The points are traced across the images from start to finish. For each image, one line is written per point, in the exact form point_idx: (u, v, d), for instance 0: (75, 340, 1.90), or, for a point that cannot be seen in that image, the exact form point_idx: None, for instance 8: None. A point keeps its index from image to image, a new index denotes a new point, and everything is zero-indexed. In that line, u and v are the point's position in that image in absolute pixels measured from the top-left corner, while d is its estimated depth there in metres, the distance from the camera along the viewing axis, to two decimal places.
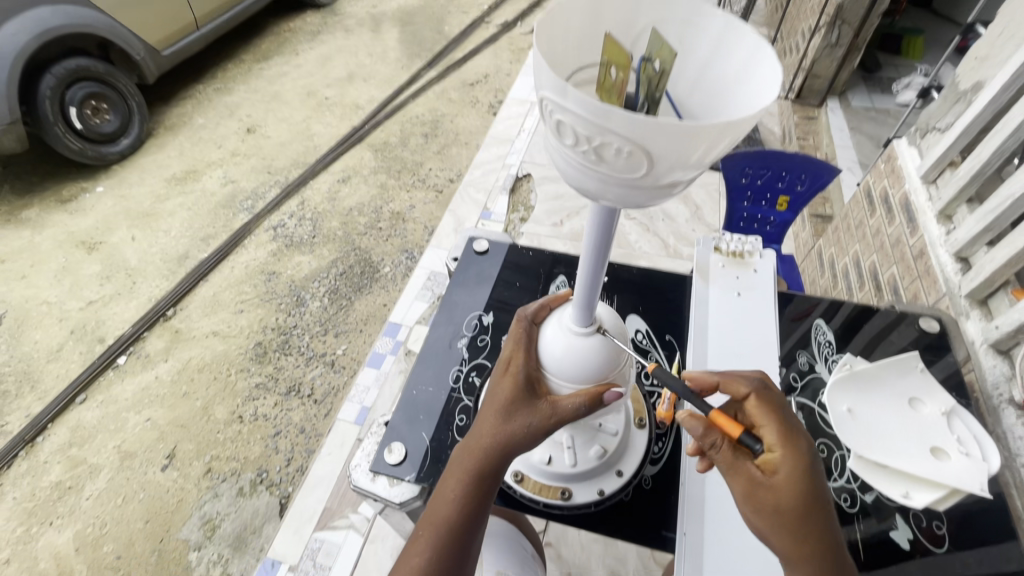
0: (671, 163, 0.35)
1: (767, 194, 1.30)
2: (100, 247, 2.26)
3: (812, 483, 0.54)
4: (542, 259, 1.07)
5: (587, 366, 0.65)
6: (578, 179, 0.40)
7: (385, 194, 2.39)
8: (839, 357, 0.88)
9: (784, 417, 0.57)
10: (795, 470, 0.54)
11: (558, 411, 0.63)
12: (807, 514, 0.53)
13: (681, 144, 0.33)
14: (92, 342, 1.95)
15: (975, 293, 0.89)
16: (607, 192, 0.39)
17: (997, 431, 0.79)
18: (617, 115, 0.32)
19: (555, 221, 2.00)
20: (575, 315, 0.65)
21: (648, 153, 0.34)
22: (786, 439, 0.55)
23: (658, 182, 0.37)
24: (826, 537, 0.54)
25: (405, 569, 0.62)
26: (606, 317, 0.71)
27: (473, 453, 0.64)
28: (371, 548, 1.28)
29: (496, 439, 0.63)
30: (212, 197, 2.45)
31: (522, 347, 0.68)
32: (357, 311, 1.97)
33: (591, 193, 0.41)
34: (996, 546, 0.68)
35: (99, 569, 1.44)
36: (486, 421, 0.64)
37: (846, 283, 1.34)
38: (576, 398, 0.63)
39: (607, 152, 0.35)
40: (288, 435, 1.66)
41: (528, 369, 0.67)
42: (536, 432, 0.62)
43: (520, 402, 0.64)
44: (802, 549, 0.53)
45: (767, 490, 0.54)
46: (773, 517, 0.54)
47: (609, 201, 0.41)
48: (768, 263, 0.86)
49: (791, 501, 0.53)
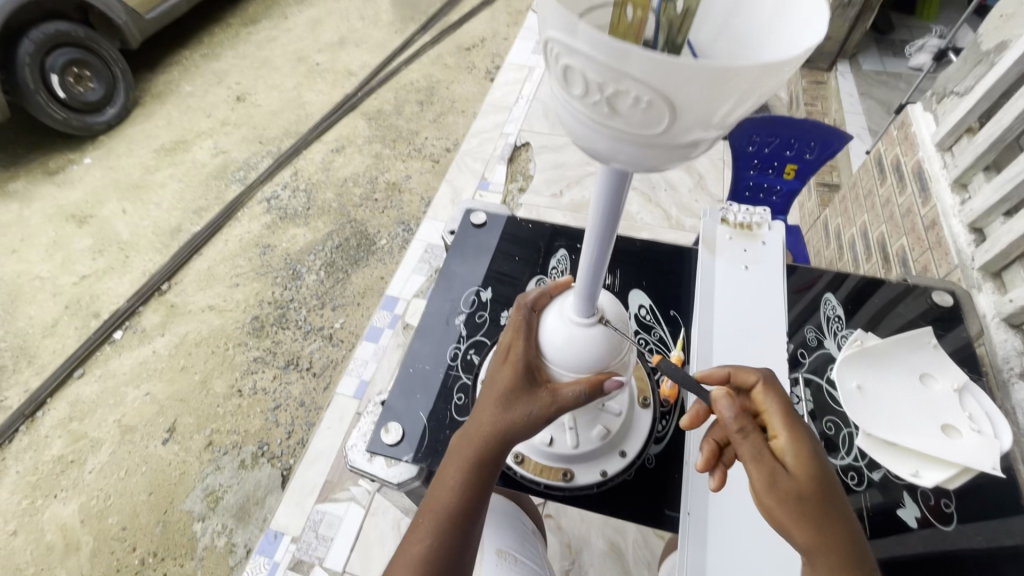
0: (697, 118, 0.29)
1: (775, 163, 1.26)
2: (90, 220, 2.21)
3: (820, 469, 0.54)
4: (542, 232, 1.04)
5: (588, 357, 0.63)
6: (583, 138, 0.34)
7: (380, 164, 2.33)
8: (849, 332, 0.86)
9: (790, 406, 0.58)
10: (805, 452, 0.54)
11: (559, 400, 0.62)
12: (820, 501, 0.53)
13: (713, 93, 0.27)
14: (87, 317, 1.93)
15: (988, 265, 0.87)
16: (616, 152, 0.33)
17: (1006, 405, 0.79)
18: (636, 54, 0.26)
19: (555, 191, 1.95)
20: (577, 304, 0.62)
21: (673, 104, 0.28)
22: (792, 423, 0.56)
23: (678, 141, 0.31)
24: (844, 524, 0.53)
25: (405, 556, 0.60)
26: (608, 307, 0.68)
27: (474, 441, 0.62)
28: (372, 520, 1.29)
29: (496, 427, 0.61)
30: (203, 168, 2.39)
31: (522, 335, 0.66)
32: (354, 284, 1.94)
33: (597, 154, 0.35)
34: (1000, 520, 0.68)
35: (105, 540, 1.45)
36: (485, 410, 0.63)
37: (852, 254, 1.31)
38: (577, 387, 0.62)
39: (621, 104, 0.29)
40: (288, 409, 1.66)
41: (527, 356, 0.65)
42: (536, 421, 0.61)
43: (521, 391, 0.63)
44: (825, 537, 0.52)
45: (783, 476, 0.54)
46: (794, 505, 0.52)
47: (619, 164, 0.35)
48: (777, 235, 0.83)
49: (807, 485, 0.53)
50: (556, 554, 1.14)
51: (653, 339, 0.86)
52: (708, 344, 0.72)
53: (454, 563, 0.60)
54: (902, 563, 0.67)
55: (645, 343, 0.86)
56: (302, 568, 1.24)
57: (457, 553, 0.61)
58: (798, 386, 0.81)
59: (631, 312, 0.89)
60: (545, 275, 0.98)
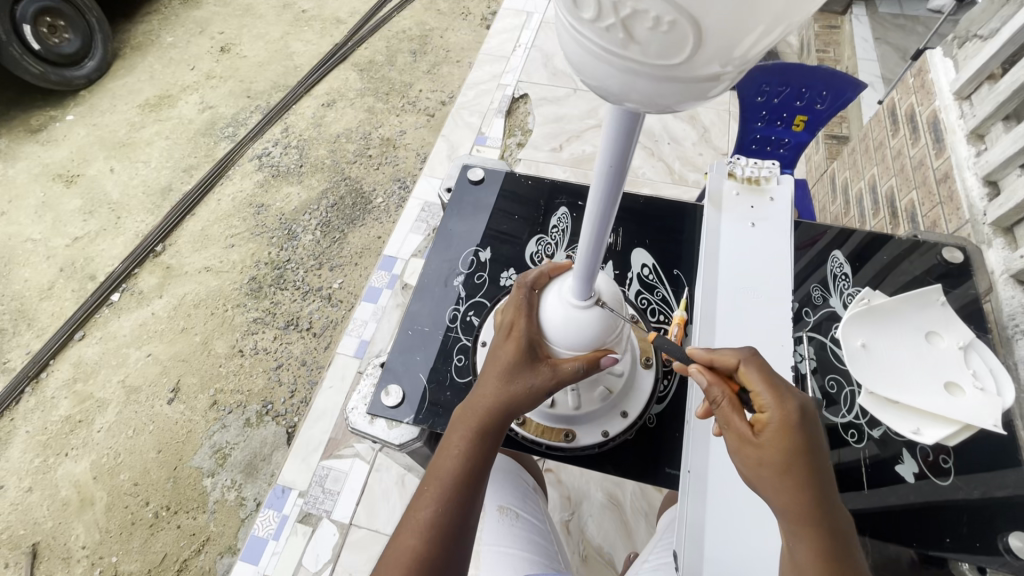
0: (727, 44, 0.24)
1: (784, 114, 1.21)
2: (78, 180, 2.16)
3: (801, 441, 0.52)
4: (542, 189, 1.00)
5: (587, 336, 0.64)
6: (589, 72, 0.28)
7: (374, 119, 2.25)
8: (856, 290, 0.85)
9: (775, 379, 0.55)
10: (787, 426, 0.52)
11: (561, 372, 0.63)
12: (792, 470, 0.51)
13: (752, 10, 0.22)
14: (84, 279, 1.91)
15: (1000, 220, 0.85)
16: (627, 90, 0.27)
17: (1009, 362, 0.79)
18: None
19: (555, 146, 1.89)
20: (575, 285, 0.61)
21: (701, 27, 0.23)
22: (777, 396, 0.53)
23: (700, 76, 0.25)
24: (823, 498, 0.51)
25: (411, 525, 0.57)
26: (606, 287, 0.68)
27: (478, 410, 0.62)
28: (376, 476, 1.32)
29: (499, 399, 0.62)
30: (190, 125, 2.31)
31: (524, 311, 0.66)
32: (351, 244, 1.91)
33: (604, 91, 0.29)
34: (995, 473, 0.70)
35: (119, 495, 1.49)
36: (489, 381, 0.63)
37: (859, 210, 1.29)
38: (577, 361, 0.63)
39: (637, 26, 0.24)
40: (290, 368, 1.67)
41: (529, 332, 0.65)
42: (538, 393, 0.62)
43: (524, 363, 0.63)
44: (794, 508, 0.51)
45: (754, 446, 0.53)
46: (762, 471, 0.52)
47: (631, 104, 0.29)
48: (785, 190, 0.80)
49: (780, 459, 0.51)
50: (555, 505, 1.17)
51: (655, 299, 0.85)
52: (711, 304, 0.71)
53: (461, 532, 0.57)
54: (895, 513, 0.69)
55: (647, 303, 0.85)
56: (310, 521, 1.28)
57: (463, 522, 0.58)
58: (801, 345, 0.81)
59: (634, 271, 0.88)
60: (546, 234, 0.95)
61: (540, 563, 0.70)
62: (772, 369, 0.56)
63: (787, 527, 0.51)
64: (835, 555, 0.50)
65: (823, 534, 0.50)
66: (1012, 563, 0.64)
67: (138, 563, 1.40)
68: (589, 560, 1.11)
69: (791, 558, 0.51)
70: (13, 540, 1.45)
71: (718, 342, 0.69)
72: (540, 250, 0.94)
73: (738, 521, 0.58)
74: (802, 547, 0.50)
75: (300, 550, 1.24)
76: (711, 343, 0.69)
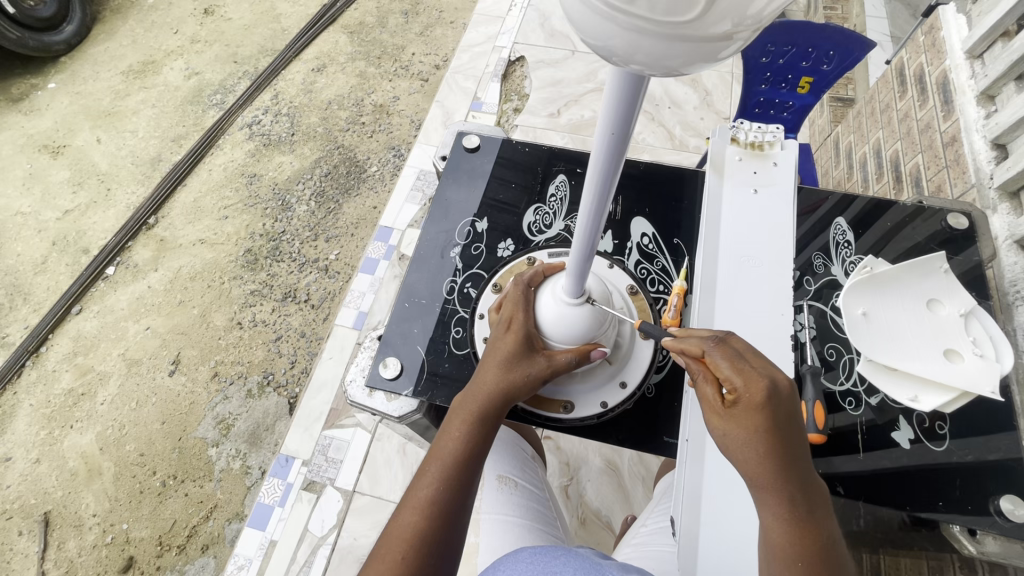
0: None
1: (789, 76, 1.17)
2: (65, 151, 2.11)
3: (766, 416, 0.50)
4: (539, 156, 0.98)
5: (579, 330, 0.66)
6: (591, 31, 0.26)
7: (366, 84, 2.18)
8: (858, 259, 0.84)
9: (743, 354, 0.53)
10: (755, 405, 0.50)
11: (556, 364, 0.65)
12: (759, 444, 0.50)
13: None
14: (77, 253, 1.89)
15: (1006, 185, 0.84)
16: (631, 51, 0.26)
17: (1008, 328, 0.79)
18: None
19: (552, 112, 1.84)
20: (567, 284, 0.63)
21: None
22: (745, 376, 0.51)
23: (710, 34, 0.23)
24: (796, 474, 0.50)
25: (411, 503, 0.57)
26: (595, 284, 0.71)
27: (477, 395, 0.63)
28: (378, 445, 1.34)
29: (498, 385, 0.63)
30: (176, 92, 2.24)
31: (520, 305, 0.68)
32: (346, 215, 1.89)
33: (608, 53, 0.27)
34: (988, 437, 0.71)
35: (126, 465, 1.52)
36: (488, 369, 0.64)
37: (862, 174, 1.26)
38: (569, 352, 0.66)
39: None
40: (289, 339, 1.68)
41: (527, 325, 0.67)
42: (535, 382, 0.64)
43: (522, 354, 0.65)
44: (762, 483, 0.50)
45: (725, 420, 0.52)
46: (731, 443, 0.51)
47: (636, 67, 0.27)
48: (790, 154, 0.78)
49: (746, 436, 0.50)
50: (553, 470, 1.19)
51: (655, 269, 0.84)
52: (711, 276, 0.70)
53: (461, 509, 0.57)
54: (889, 475, 0.70)
55: (647, 273, 0.84)
56: (315, 488, 1.30)
57: (463, 501, 0.58)
58: (801, 314, 0.81)
59: (633, 241, 0.87)
60: (543, 204, 0.93)
61: (539, 530, 0.72)
62: (741, 346, 0.54)
63: (757, 500, 0.51)
64: (805, 526, 0.49)
65: (794, 509, 0.49)
66: (1001, 524, 0.65)
67: (148, 530, 1.43)
68: (587, 523, 1.13)
69: (763, 530, 0.51)
70: (25, 509, 1.48)
71: (718, 312, 0.68)
72: (538, 220, 0.92)
73: (738, 495, 0.58)
74: (771, 517, 0.50)
75: (305, 517, 1.27)
76: (711, 313, 0.68)
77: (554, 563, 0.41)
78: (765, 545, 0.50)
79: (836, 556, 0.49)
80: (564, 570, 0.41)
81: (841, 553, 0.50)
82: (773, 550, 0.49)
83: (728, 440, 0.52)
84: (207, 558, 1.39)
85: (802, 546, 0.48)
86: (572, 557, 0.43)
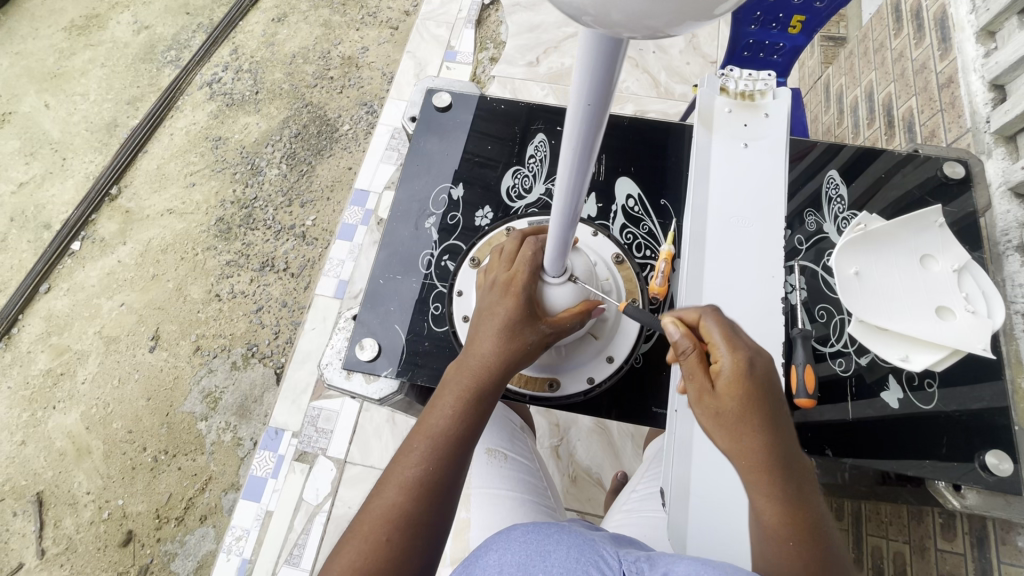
0: None
1: (780, 15, 1.10)
2: (10, 118, 1.96)
3: (754, 387, 0.50)
4: (517, 113, 0.92)
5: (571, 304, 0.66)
6: None
7: (332, 35, 2.03)
8: (851, 215, 0.83)
9: (732, 327, 0.54)
10: (741, 378, 0.50)
11: (557, 329, 0.63)
12: (750, 417, 0.49)
13: None
14: (38, 228, 1.80)
15: (1003, 129, 0.80)
16: (604, 10, 0.21)
17: (998, 278, 0.77)
18: None
19: (531, 59, 1.73)
20: (548, 263, 0.61)
21: None
22: (733, 345, 0.52)
23: None
24: (784, 451, 0.50)
25: (396, 480, 0.53)
26: (578, 261, 0.69)
27: (473, 368, 0.59)
28: (367, 416, 1.34)
29: (496, 356, 0.59)
30: (126, 49, 2.07)
31: (522, 264, 0.63)
32: (320, 177, 1.80)
33: (575, 10, 0.22)
34: (969, 386, 0.72)
35: (114, 443, 1.50)
36: (485, 338, 0.60)
37: (853, 119, 1.22)
38: (572, 315, 0.64)
39: None
40: (271, 310, 1.63)
41: (531, 290, 0.62)
42: (536, 349, 0.61)
43: (526, 319, 0.61)
44: (748, 461, 0.49)
45: (714, 399, 0.51)
46: (721, 422, 0.50)
47: (613, 29, 0.22)
48: (782, 104, 0.74)
49: (737, 411, 0.49)
50: (543, 433, 1.20)
51: (641, 234, 0.82)
52: (699, 245, 0.67)
53: (450, 494, 0.53)
54: (874, 429, 0.71)
55: (633, 238, 0.82)
56: (306, 459, 1.30)
57: (453, 478, 0.54)
58: (793, 275, 0.79)
59: (618, 203, 0.83)
60: (522, 166, 0.88)
61: (529, 501, 0.72)
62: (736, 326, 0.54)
63: (748, 483, 0.50)
64: (795, 504, 0.48)
65: (785, 487, 0.48)
66: (985, 479, 0.67)
67: (145, 504, 1.44)
68: (578, 480, 1.16)
69: (752, 510, 0.50)
70: (17, 491, 1.47)
71: (706, 282, 0.66)
72: (517, 184, 0.87)
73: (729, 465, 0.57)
74: (763, 497, 0.49)
75: (299, 487, 1.28)
76: (699, 280, 0.66)
77: (547, 542, 0.37)
78: (756, 525, 0.49)
79: (824, 534, 0.48)
80: (558, 550, 0.36)
81: (829, 531, 0.49)
82: (764, 530, 0.48)
83: (719, 420, 0.51)
84: (206, 528, 1.40)
85: (793, 523, 0.47)
86: (565, 533, 0.38)
